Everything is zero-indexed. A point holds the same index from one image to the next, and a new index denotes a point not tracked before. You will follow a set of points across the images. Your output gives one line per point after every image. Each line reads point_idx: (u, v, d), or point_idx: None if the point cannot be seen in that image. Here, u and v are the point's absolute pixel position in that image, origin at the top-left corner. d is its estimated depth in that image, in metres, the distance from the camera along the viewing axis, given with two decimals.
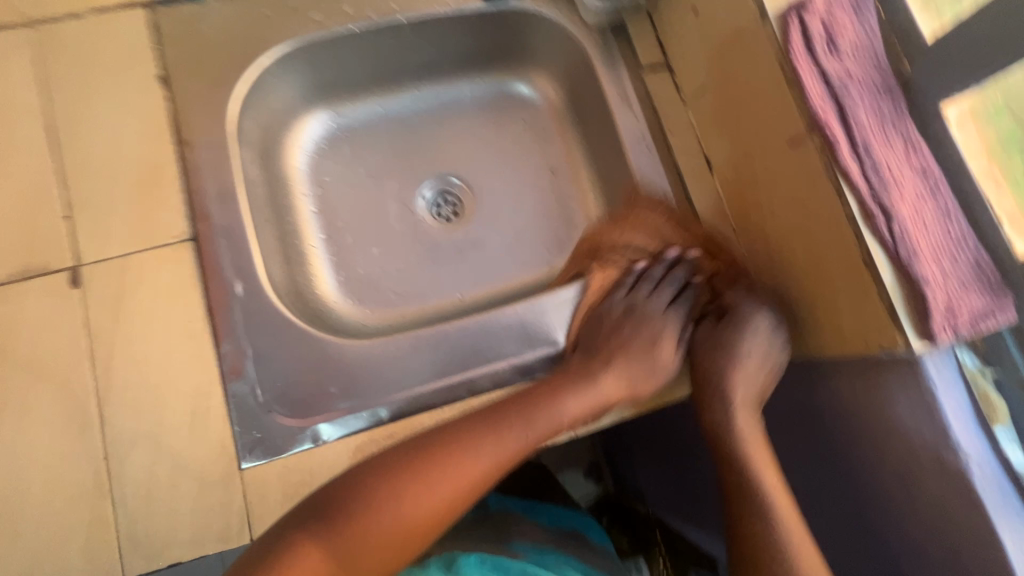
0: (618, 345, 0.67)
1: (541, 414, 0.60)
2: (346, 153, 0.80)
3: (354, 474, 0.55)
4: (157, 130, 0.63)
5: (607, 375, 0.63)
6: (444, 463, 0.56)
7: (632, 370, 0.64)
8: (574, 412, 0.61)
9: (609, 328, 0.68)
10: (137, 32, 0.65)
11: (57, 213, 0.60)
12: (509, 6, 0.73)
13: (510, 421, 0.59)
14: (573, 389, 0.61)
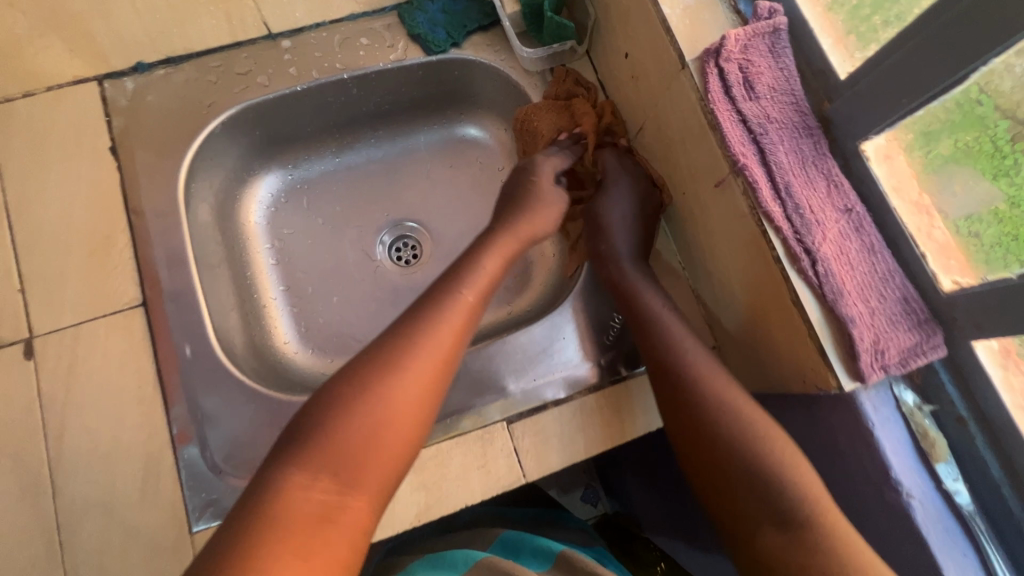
0: (526, 203, 0.68)
1: (477, 269, 0.60)
2: (303, 204, 0.82)
3: (318, 403, 0.49)
4: (108, 200, 0.65)
5: (519, 224, 0.66)
6: (413, 335, 0.52)
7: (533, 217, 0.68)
8: (499, 263, 0.62)
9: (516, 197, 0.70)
10: (86, 106, 0.67)
11: (12, 287, 0.62)
12: (451, 57, 0.75)
13: (451, 282, 0.58)
14: (484, 252, 0.62)
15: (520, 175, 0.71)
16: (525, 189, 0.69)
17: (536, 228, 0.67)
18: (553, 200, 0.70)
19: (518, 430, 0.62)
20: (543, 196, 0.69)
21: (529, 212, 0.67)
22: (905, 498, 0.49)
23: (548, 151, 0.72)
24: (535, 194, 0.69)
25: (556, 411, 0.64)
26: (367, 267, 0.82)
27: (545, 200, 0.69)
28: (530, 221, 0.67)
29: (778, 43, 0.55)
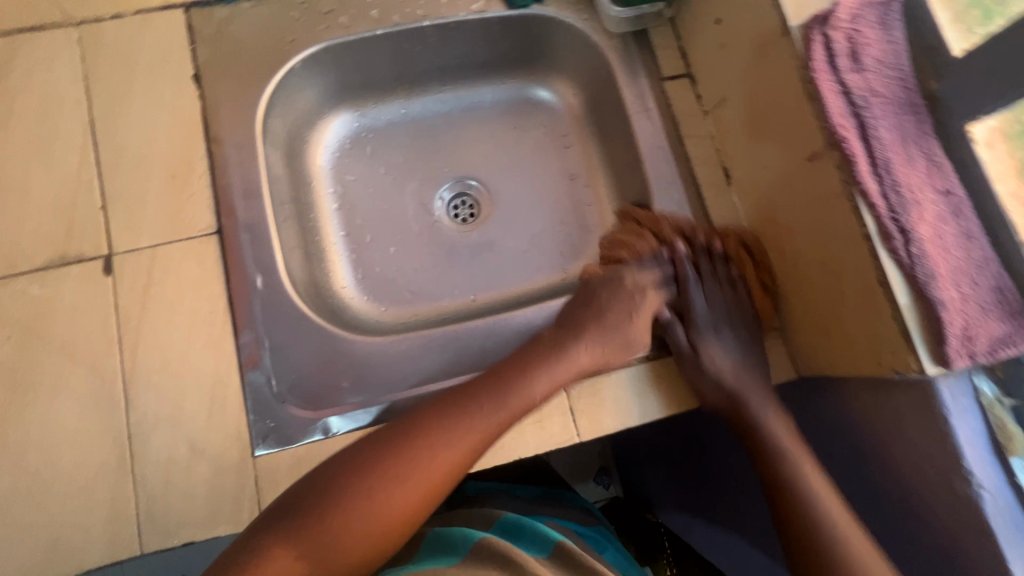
0: (611, 332, 0.63)
1: (512, 395, 0.58)
2: (367, 152, 0.82)
3: (323, 476, 0.53)
4: (189, 127, 0.66)
5: (581, 349, 0.62)
6: (424, 444, 0.54)
7: (605, 343, 0.63)
8: (549, 388, 0.60)
9: (600, 304, 0.65)
10: (172, 33, 0.68)
11: (94, 204, 0.63)
12: (532, 13, 0.74)
13: (488, 397, 0.58)
14: (542, 368, 0.60)
15: (614, 295, 0.66)
16: (613, 317, 0.64)
17: (600, 358, 0.62)
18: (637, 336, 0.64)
19: (576, 389, 0.63)
20: (629, 335, 0.64)
21: (595, 339, 0.63)
22: (975, 488, 0.49)
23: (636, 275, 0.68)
24: (620, 329, 0.64)
25: (613, 376, 0.63)
26: (426, 221, 0.82)
27: (632, 343, 0.64)
28: (595, 351, 0.62)
29: (887, 13, 0.52)
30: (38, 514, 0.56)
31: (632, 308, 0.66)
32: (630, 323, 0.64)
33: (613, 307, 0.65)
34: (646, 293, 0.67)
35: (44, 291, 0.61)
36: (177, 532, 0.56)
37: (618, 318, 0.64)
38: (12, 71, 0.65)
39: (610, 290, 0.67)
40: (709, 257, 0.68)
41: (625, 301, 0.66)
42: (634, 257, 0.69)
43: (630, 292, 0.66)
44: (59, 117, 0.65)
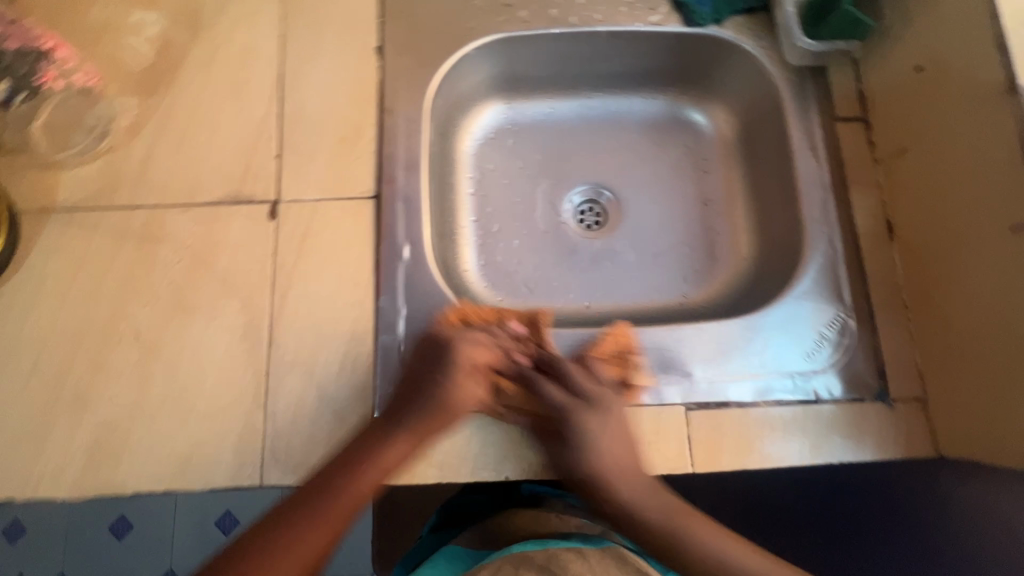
0: (431, 402, 0.57)
1: (336, 501, 0.54)
2: (509, 144, 0.84)
3: None
4: (367, 95, 0.69)
5: (400, 432, 0.56)
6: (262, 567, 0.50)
7: (420, 418, 0.57)
8: (376, 479, 0.55)
9: (420, 374, 0.59)
10: (365, 6, 0.71)
11: (271, 152, 0.67)
12: (708, 33, 0.73)
13: (314, 499, 0.54)
14: (363, 458, 0.55)
15: (432, 364, 0.59)
16: (430, 394, 0.58)
17: (423, 435, 0.57)
18: (458, 407, 0.58)
19: (696, 418, 0.61)
20: (449, 405, 0.58)
21: (413, 418, 0.57)
22: None
23: (471, 342, 0.60)
24: (444, 402, 0.58)
25: (737, 413, 0.61)
26: (552, 221, 0.83)
27: (451, 407, 0.58)
28: (417, 436, 0.57)
29: None
30: (179, 426, 0.60)
31: (451, 372, 0.59)
32: (454, 391, 0.58)
33: (431, 378, 0.58)
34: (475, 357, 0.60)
35: (215, 226, 0.65)
36: (296, 472, 0.59)
37: (436, 389, 0.58)
38: (222, 19, 0.71)
39: (432, 357, 0.60)
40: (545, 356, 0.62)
41: (440, 366, 0.59)
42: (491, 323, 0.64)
43: (447, 351, 0.59)
44: (255, 68, 0.70)
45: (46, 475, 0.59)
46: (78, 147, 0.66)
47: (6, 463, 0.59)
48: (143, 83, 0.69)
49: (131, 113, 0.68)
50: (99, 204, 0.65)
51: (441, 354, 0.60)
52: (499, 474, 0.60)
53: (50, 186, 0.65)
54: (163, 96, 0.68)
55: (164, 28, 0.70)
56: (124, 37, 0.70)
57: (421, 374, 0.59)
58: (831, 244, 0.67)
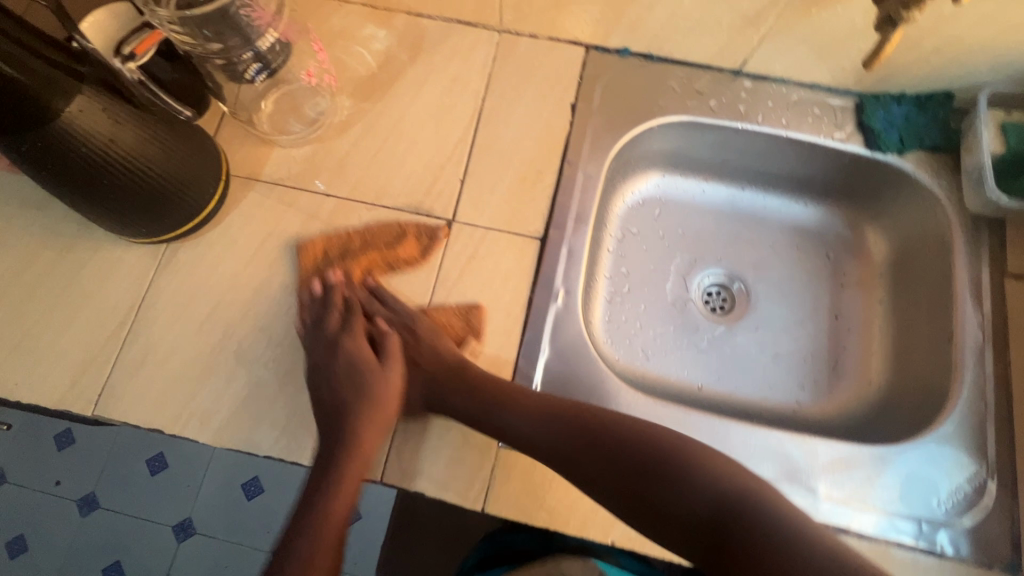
0: (363, 407, 0.62)
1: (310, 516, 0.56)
2: (656, 213, 0.86)
3: None
4: (554, 144, 0.74)
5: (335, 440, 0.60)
6: None
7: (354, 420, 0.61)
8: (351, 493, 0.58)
9: (332, 399, 0.63)
10: (570, 65, 0.77)
11: (457, 175, 0.73)
12: (888, 161, 0.75)
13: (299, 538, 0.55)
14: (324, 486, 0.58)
15: (325, 381, 0.63)
16: (351, 404, 0.62)
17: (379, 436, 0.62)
18: (381, 387, 0.64)
19: None
20: (378, 398, 0.63)
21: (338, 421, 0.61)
22: None
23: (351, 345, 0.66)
24: (365, 393, 0.63)
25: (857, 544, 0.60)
26: (680, 296, 0.85)
27: (381, 400, 0.63)
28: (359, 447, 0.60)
29: None
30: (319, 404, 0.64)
31: (358, 381, 0.64)
32: (373, 388, 0.64)
33: (339, 398, 0.63)
34: (354, 355, 0.66)
35: (392, 228, 0.70)
36: (414, 478, 0.61)
37: (353, 395, 0.63)
38: (440, 49, 0.78)
39: (323, 355, 0.65)
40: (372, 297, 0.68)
41: (344, 380, 0.64)
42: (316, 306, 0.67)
43: (327, 370, 0.64)
44: (460, 97, 0.76)
45: (192, 417, 0.63)
46: (294, 133, 0.74)
47: (161, 396, 0.64)
48: (360, 88, 0.76)
49: (344, 113, 0.75)
50: (297, 185, 0.72)
51: (327, 377, 0.63)
52: (605, 536, 0.60)
53: (261, 160, 0.72)
54: (375, 104, 0.75)
55: (389, 45, 0.78)
56: (353, 45, 0.77)
57: (334, 392, 0.63)
58: (981, 398, 0.65)
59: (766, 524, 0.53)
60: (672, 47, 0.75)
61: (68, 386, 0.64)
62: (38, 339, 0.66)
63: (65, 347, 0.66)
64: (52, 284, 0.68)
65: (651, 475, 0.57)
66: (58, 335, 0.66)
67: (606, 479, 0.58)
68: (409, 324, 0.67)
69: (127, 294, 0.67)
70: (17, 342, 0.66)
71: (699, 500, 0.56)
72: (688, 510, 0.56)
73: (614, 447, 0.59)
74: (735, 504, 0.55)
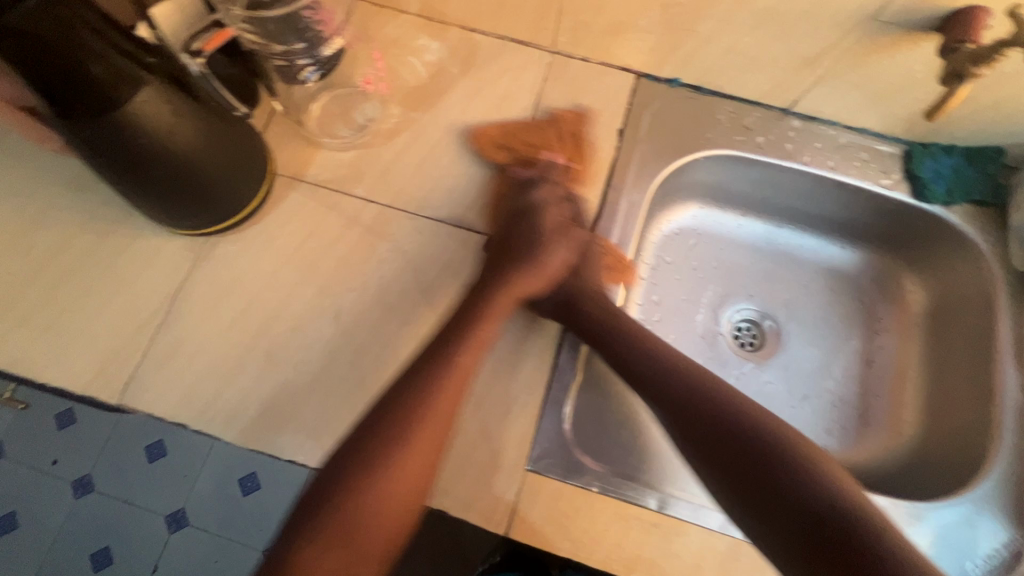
0: (522, 271, 0.65)
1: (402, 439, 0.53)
2: (691, 244, 0.86)
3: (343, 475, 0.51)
4: (598, 170, 0.74)
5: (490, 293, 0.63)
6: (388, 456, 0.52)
7: (511, 275, 0.64)
8: (474, 347, 0.59)
9: (502, 250, 0.67)
10: (619, 92, 0.77)
11: (500, 192, 0.73)
12: (933, 211, 0.74)
13: (421, 382, 0.56)
14: (459, 327, 0.60)
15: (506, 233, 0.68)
16: (515, 258, 0.66)
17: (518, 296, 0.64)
18: (547, 272, 0.66)
19: None
20: (538, 265, 0.66)
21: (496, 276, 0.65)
22: None
23: (544, 202, 0.70)
24: (534, 257, 0.67)
25: None
26: (710, 328, 0.84)
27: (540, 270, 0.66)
28: (509, 295, 0.63)
29: None
30: (346, 413, 0.63)
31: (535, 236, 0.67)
32: (537, 258, 0.67)
33: (509, 248, 0.67)
34: (540, 215, 0.69)
35: (432, 240, 0.70)
36: (439, 496, 0.60)
37: (521, 251, 0.67)
38: (492, 65, 0.78)
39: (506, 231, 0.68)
40: (562, 195, 0.71)
41: (518, 238, 0.68)
42: (521, 179, 0.72)
43: (546, 195, 0.70)
44: (508, 115, 0.76)
45: (219, 413, 0.63)
46: (341, 137, 0.74)
47: (189, 391, 0.63)
48: (410, 98, 0.76)
49: (393, 121, 0.75)
50: (340, 190, 0.72)
51: (515, 227, 0.69)
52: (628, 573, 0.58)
53: (307, 161, 0.73)
54: (423, 115, 0.76)
55: (441, 57, 0.78)
56: (406, 55, 0.78)
57: (505, 245, 0.67)
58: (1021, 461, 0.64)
59: (889, 551, 0.47)
60: (724, 82, 0.75)
61: (95, 373, 0.64)
62: (71, 323, 0.66)
63: (96, 334, 0.65)
64: (87, 269, 0.67)
65: (761, 463, 0.54)
66: (90, 319, 0.66)
67: (710, 449, 0.57)
68: (585, 245, 0.69)
69: (162, 286, 0.67)
70: (49, 323, 0.66)
71: (813, 505, 0.51)
72: (797, 511, 0.51)
73: (727, 430, 0.56)
74: (847, 527, 0.49)
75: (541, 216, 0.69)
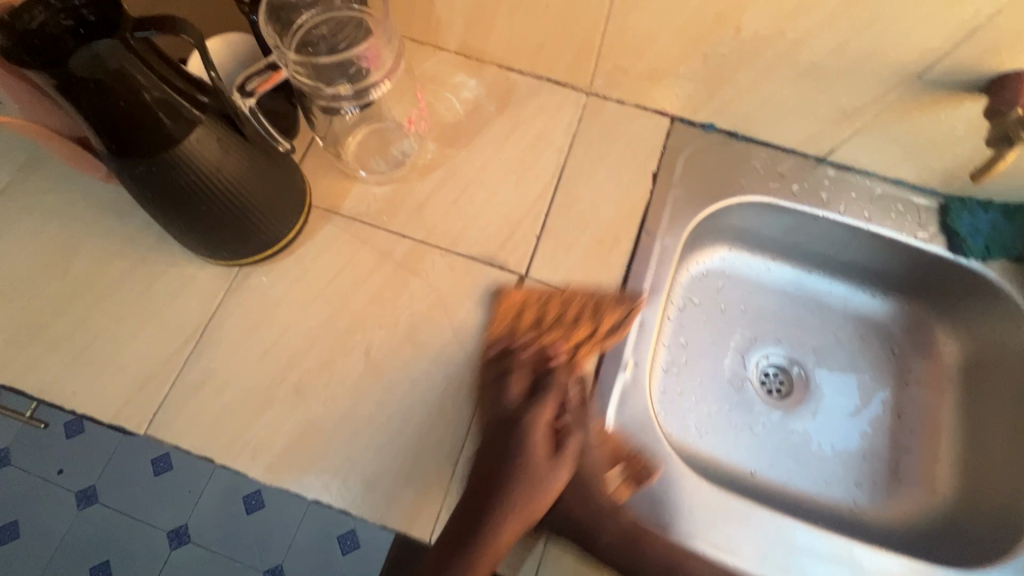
0: (529, 487, 0.56)
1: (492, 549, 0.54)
2: (719, 285, 0.85)
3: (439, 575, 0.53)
4: (632, 212, 0.74)
5: (499, 537, 0.54)
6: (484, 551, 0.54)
7: (513, 499, 0.55)
8: (515, 529, 0.55)
9: (496, 462, 0.57)
10: (655, 134, 0.78)
11: (533, 232, 0.72)
12: (970, 266, 0.73)
13: (508, 491, 0.55)
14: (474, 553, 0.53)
15: (501, 436, 0.58)
16: (515, 477, 0.56)
17: (523, 522, 0.55)
18: (550, 491, 0.56)
19: None
20: (540, 484, 0.56)
21: (502, 514, 0.55)
22: None
23: (544, 402, 0.59)
24: (534, 475, 0.56)
25: None
26: (738, 373, 0.82)
27: (544, 488, 0.56)
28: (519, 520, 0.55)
29: None
30: (373, 452, 0.62)
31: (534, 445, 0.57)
32: (540, 469, 0.56)
33: (506, 461, 0.56)
34: (541, 415, 0.58)
35: (464, 278, 0.70)
36: None
37: (520, 465, 0.56)
38: (529, 104, 0.79)
39: (499, 440, 0.58)
40: (571, 384, 0.62)
41: (518, 447, 0.57)
42: (515, 364, 0.63)
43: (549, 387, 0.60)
44: (543, 155, 0.77)
45: (246, 449, 0.62)
46: (379, 171, 0.74)
47: (217, 423, 0.63)
48: (446, 134, 0.77)
49: (428, 156, 0.76)
50: (374, 223, 0.72)
51: (511, 433, 0.58)
52: None
53: (343, 193, 0.73)
54: (459, 151, 0.76)
55: (478, 94, 0.79)
56: (443, 91, 0.79)
57: (500, 453, 0.57)
58: None
59: None
60: (759, 128, 0.76)
61: (124, 401, 0.63)
62: (102, 348, 0.66)
63: (126, 361, 0.65)
64: (122, 295, 0.68)
65: None
66: (121, 347, 0.66)
67: None
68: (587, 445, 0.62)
69: (194, 315, 0.67)
70: (81, 349, 0.66)
71: None
72: None
73: None
74: None
75: (540, 420, 0.58)
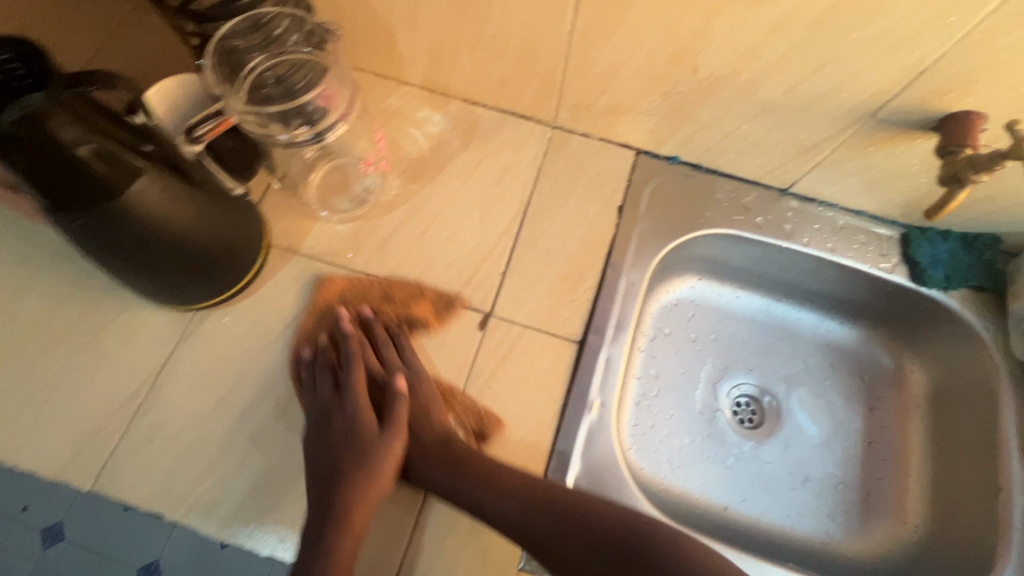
0: (358, 453, 0.59)
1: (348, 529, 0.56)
2: (688, 315, 0.85)
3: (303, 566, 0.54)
4: (598, 247, 0.73)
5: (348, 528, 0.56)
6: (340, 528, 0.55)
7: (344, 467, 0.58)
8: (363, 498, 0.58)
9: (323, 439, 0.60)
10: (620, 168, 0.78)
11: (498, 268, 0.72)
12: (931, 295, 0.74)
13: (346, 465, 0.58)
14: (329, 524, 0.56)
15: (324, 417, 0.61)
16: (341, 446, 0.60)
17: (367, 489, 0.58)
18: (383, 451, 0.60)
19: None
20: (369, 447, 0.60)
21: (342, 494, 0.57)
22: None
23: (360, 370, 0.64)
24: (360, 438, 0.60)
25: None
26: (709, 405, 0.81)
27: (375, 450, 0.60)
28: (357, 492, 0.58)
29: None
30: None
31: (351, 410, 0.62)
32: (366, 431, 0.61)
33: (331, 438, 0.60)
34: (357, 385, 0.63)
35: (427, 317, 0.68)
36: None
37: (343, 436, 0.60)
38: (494, 138, 0.78)
39: (323, 417, 0.61)
40: (392, 353, 0.65)
41: (340, 419, 0.61)
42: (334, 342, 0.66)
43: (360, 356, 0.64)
44: (508, 190, 0.76)
45: (197, 503, 0.59)
46: (341, 209, 0.73)
47: (168, 476, 0.60)
48: (410, 170, 0.76)
49: (391, 193, 0.75)
50: (336, 262, 0.71)
51: (332, 411, 0.62)
52: None
53: (304, 232, 0.72)
54: (423, 187, 0.75)
55: (443, 129, 0.78)
56: (407, 126, 0.78)
57: (326, 429, 0.61)
58: None
59: None
60: (722, 161, 0.76)
61: (69, 456, 0.61)
62: (49, 399, 0.63)
63: (73, 412, 0.62)
64: (70, 342, 0.65)
65: None
66: (67, 398, 0.63)
67: None
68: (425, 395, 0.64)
69: (147, 361, 0.65)
70: (24, 400, 0.63)
71: None
72: None
73: None
74: None
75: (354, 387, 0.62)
